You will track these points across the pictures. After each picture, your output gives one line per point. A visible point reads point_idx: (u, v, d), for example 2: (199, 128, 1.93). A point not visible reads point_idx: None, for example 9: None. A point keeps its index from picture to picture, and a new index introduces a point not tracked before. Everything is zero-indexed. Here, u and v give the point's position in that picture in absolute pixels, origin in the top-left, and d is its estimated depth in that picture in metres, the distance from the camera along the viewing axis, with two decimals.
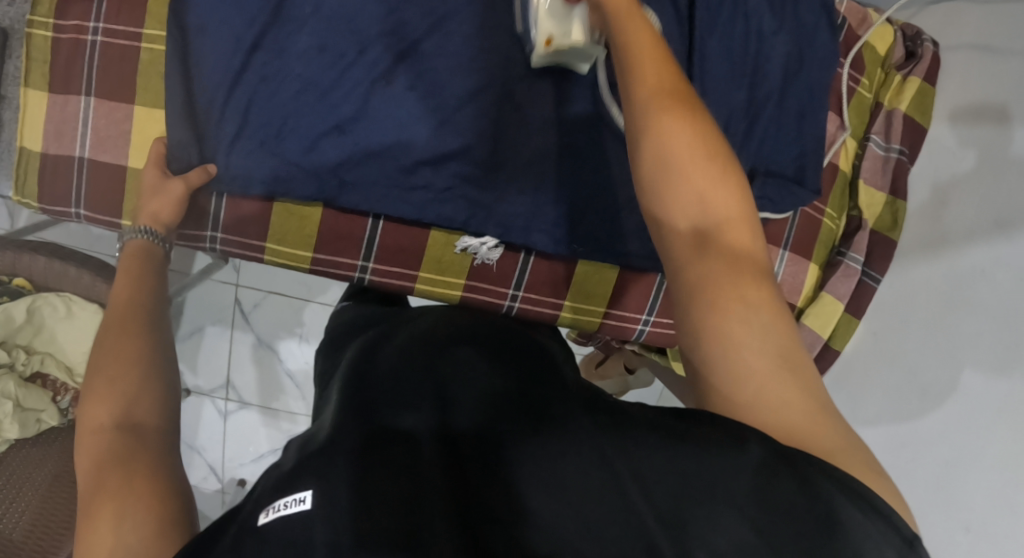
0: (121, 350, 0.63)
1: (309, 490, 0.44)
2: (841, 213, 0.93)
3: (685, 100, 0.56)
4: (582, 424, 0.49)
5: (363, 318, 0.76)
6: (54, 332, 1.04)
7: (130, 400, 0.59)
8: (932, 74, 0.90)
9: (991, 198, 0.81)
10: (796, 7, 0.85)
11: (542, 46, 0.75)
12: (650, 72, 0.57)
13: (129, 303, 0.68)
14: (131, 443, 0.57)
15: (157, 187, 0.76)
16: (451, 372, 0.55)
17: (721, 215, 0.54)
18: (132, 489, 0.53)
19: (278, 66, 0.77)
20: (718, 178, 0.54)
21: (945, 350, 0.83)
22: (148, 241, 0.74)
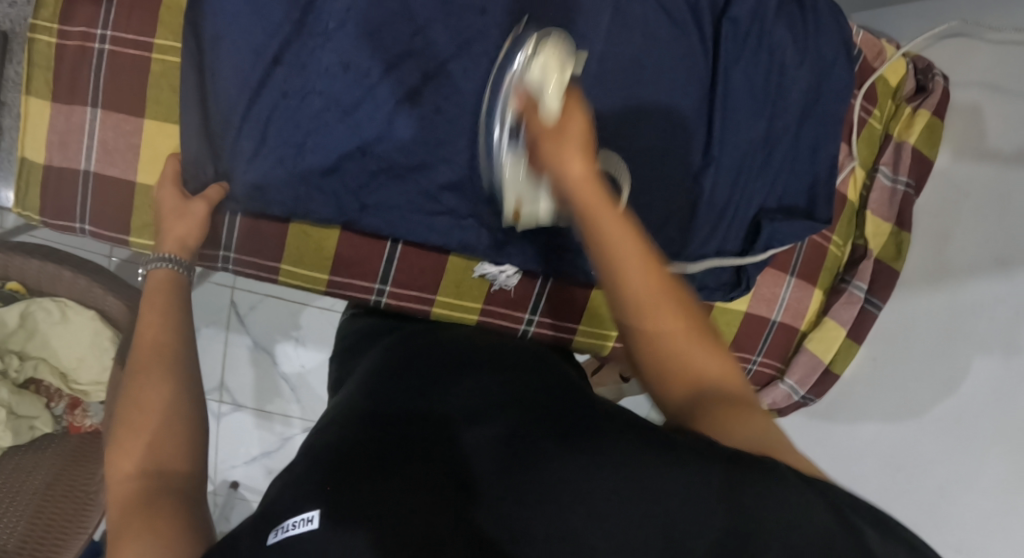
0: (153, 395, 0.63)
1: (316, 509, 0.47)
2: (847, 240, 0.95)
3: (657, 277, 0.58)
4: (580, 434, 0.52)
5: (367, 330, 0.77)
6: (47, 337, 1.01)
7: (153, 447, 0.59)
8: (942, 107, 0.91)
9: (991, 234, 0.84)
10: (818, 39, 0.85)
11: (512, 216, 0.74)
12: (622, 251, 0.58)
13: (156, 344, 0.67)
14: (155, 490, 0.56)
15: (178, 210, 0.75)
16: (452, 392, 0.58)
17: (709, 374, 0.57)
18: (152, 534, 0.53)
19: (300, 83, 0.75)
20: (700, 346, 0.58)
21: (941, 378, 0.86)
22: (174, 269, 0.73)
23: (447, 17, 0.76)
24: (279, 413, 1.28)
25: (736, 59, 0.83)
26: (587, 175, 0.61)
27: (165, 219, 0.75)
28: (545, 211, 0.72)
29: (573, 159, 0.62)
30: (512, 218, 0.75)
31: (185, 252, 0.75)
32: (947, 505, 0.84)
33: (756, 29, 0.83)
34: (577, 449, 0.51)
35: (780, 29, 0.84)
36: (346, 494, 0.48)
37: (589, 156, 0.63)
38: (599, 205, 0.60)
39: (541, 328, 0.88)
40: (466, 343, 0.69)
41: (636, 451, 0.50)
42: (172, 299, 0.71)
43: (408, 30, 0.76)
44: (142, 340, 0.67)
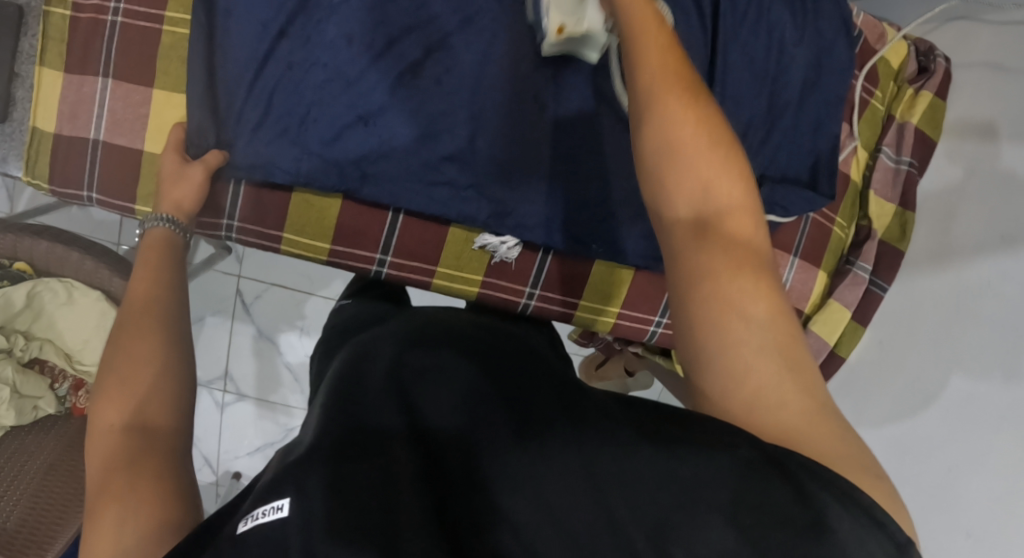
0: (141, 351, 0.62)
1: (286, 497, 0.45)
2: (851, 221, 0.94)
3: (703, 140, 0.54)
4: (567, 430, 0.50)
5: (353, 322, 0.77)
6: (53, 319, 1.02)
7: (139, 402, 0.59)
8: (943, 89, 0.92)
9: (995, 212, 0.83)
10: (814, 16, 0.86)
11: (555, 35, 0.74)
12: (664, 92, 0.55)
13: (146, 300, 0.67)
14: (139, 444, 0.56)
15: (176, 173, 0.76)
16: (435, 380, 0.56)
17: (729, 206, 0.54)
18: (133, 491, 0.53)
19: (305, 55, 0.77)
20: (728, 211, 0.53)
21: (947, 361, 0.85)
22: (168, 230, 0.74)
23: None
24: (283, 403, 1.28)
25: (735, 35, 0.83)
26: (647, 2, 0.59)
27: (166, 182, 0.76)
28: (588, 30, 0.74)
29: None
30: (553, 43, 0.76)
31: (183, 217, 0.75)
32: (956, 493, 0.81)
33: (755, 7, 0.84)
34: (553, 436, 0.49)
35: (779, 7, 0.85)
36: (316, 484, 0.45)
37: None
38: (654, 43, 0.57)
39: (541, 302, 0.87)
40: (443, 328, 0.68)
41: (612, 436, 0.49)
42: (163, 262, 0.71)
43: (412, 3, 0.78)
44: (133, 299, 0.67)
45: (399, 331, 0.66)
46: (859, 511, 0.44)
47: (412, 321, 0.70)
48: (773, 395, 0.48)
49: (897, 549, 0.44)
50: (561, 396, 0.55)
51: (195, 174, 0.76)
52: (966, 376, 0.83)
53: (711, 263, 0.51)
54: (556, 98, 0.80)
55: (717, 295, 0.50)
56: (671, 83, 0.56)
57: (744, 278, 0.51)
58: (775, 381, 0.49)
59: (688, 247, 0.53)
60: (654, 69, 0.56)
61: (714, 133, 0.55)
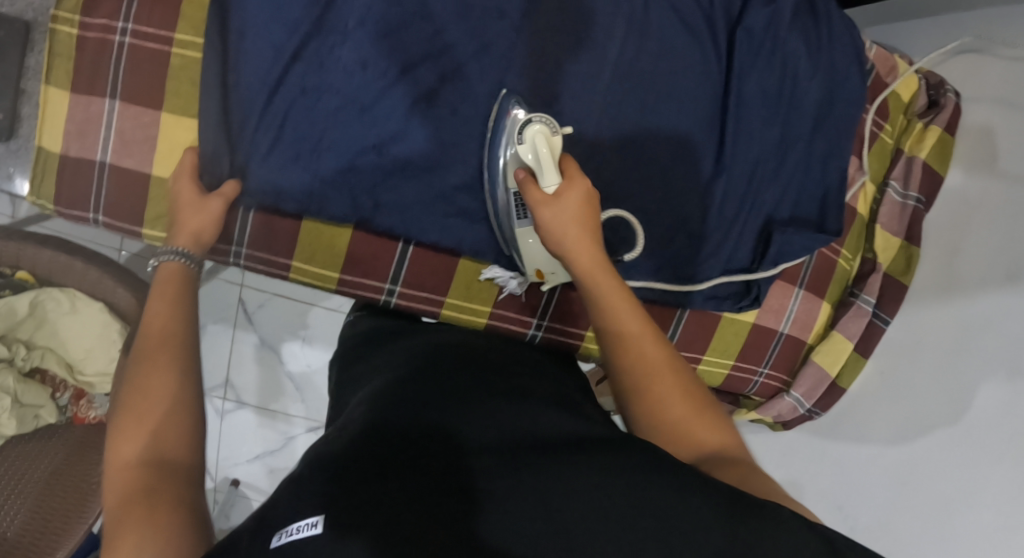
0: (156, 383, 0.63)
1: (320, 513, 0.45)
2: (856, 253, 0.94)
3: (649, 344, 0.61)
4: (596, 457, 0.51)
5: (360, 342, 0.77)
6: (56, 327, 1.02)
7: (155, 436, 0.60)
8: (952, 125, 0.91)
9: (1001, 249, 0.83)
10: (828, 46, 0.85)
11: (536, 277, 0.80)
12: (610, 303, 0.63)
13: (162, 334, 0.67)
14: (158, 479, 0.57)
15: (194, 204, 0.75)
16: (463, 405, 0.57)
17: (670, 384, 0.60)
18: (152, 523, 0.54)
19: (319, 80, 0.77)
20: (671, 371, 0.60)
21: (951, 395, 0.86)
22: (183, 264, 0.73)
23: (464, 21, 0.78)
24: (283, 411, 1.28)
25: (749, 69, 0.83)
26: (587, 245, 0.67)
27: (180, 212, 0.75)
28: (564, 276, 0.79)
29: (569, 218, 0.67)
30: (535, 282, 0.82)
31: (196, 246, 0.75)
32: (949, 526, 0.84)
33: (767, 42, 0.83)
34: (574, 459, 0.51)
35: (794, 39, 0.84)
36: (349, 503, 0.46)
37: (591, 231, 0.68)
38: (594, 273, 0.65)
39: (548, 334, 0.87)
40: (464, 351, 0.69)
41: (633, 464, 0.50)
42: (179, 294, 0.70)
43: (425, 31, 0.77)
44: (148, 331, 0.67)
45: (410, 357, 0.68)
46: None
47: (422, 344, 0.71)
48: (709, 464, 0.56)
49: None
50: (586, 424, 0.57)
51: (209, 207, 0.75)
52: (973, 411, 0.83)
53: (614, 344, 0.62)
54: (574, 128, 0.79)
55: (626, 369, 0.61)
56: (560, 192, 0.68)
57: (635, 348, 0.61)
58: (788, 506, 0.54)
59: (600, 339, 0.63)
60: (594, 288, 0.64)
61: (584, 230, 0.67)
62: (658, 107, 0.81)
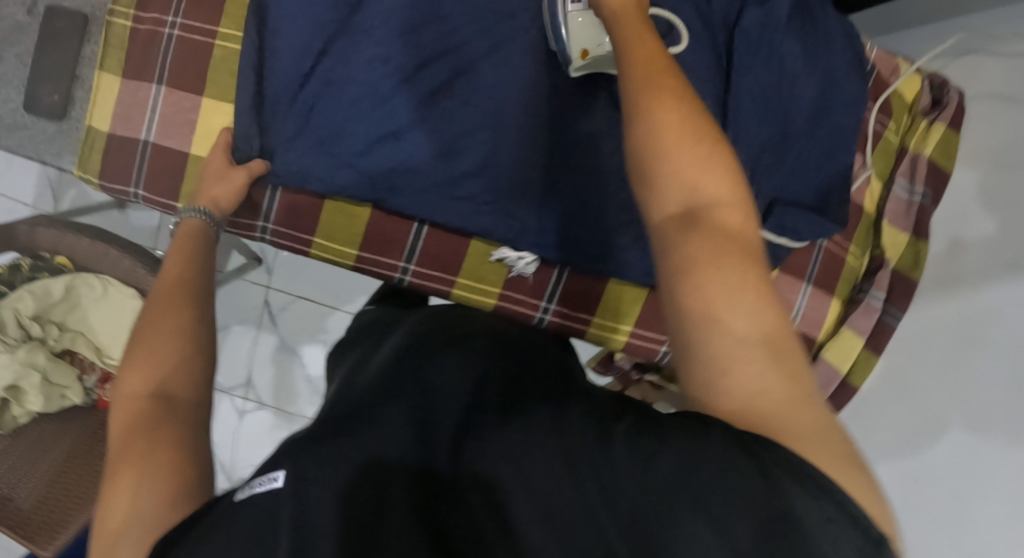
0: (165, 325, 0.66)
1: (281, 470, 0.48)
2: (864, 251, 0.95)
3: (699, 157, 0.51)
4: (563, 418, 0.50)
5: (371, 318, 0.80)
6: (87, 312, 1.07)
7: (165, 375, 0.63)
8: (957, 120, 0.92)
9: (998, 242, 0.84)
10: (827, 49, 0.89)
11: (581, 59, 0.78)
12: (660, 100, 0.53)
13: (179, 278, 0.72)
14: (161, 413, 0.60)
15: (219, 173, 0.82)
16: (440, 371, 0.57)
17: (721, 215, 0.50)
18: (153, 455, 0.56)
19: (343, 74, 0.82)
20: (727, 201, 0.51)
21: (956, 387, 0.85)
22: (203, 221, 0.79)
23: (480, 17, 0.83)
24: (299, 414, 1.30)
25: (752, 65, 0.86)
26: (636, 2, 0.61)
27: (207, 183, 0.81)
28: (610, 54, 0.77)
29: (619, 1, 0.60)
30: (578, 67, 0.80)
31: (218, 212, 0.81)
32: (961, 522, 0.81)
33: (768, 40, 0.87)
34: (528, 420, 0.50)
35: (789, 39, 0.87)
36: (311, 465, 0.48)
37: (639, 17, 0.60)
38: (643, 64, 0.55)
39: (556, 317, 0.89)
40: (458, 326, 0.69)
41: (588, 422, 0.49)
42: (195, 247, 0.76)
43: (443, 26, 0.83)
44: (164, 277, 0.72)
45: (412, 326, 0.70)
46: (840, 513, 0.42)
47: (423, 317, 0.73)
48: (745, 360, 0.46)
49: (869, 543, 0.42)
50: (564, 389, 0.56)
51: (235, 179, 0.81)
52: (980, 400, 0.82)
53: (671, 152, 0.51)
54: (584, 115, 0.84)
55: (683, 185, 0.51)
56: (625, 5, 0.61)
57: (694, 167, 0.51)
58: (811, 423, 0.46)
59: (652, 147, 0.52)
60: (650, 76, 0.54)
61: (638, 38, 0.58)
62: None
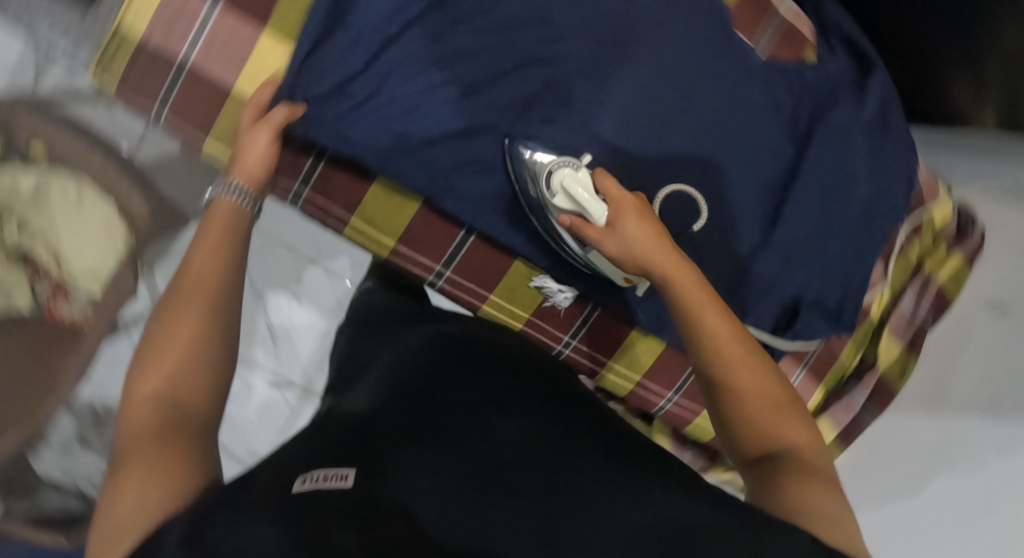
0: (182, 331, 0.59)
1: (352, 470, 0.50)
2: (858, 350, 0.99)
3: (732, 338, 0.61)
4: (612, 458, 0.55)
5: (386, 311, 0.84)
6: (55, 217, 0.98)
7: (174, 379, 0.57)
8: (976, 254, 0.96)
9: (987, 378, 0.92)
10: (891, 161, 0.90)
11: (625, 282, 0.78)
12: (690, 289, 0.63)
13: (200, 274, 0.63)
14: (172, 418, 0.55)
15: (247, 135, 0.72)
16: (485, 395, 0.61)
17: (752, 386, 0.60)
18: (161, 457, 0.51)
19: (428, 51, 0.76)
20: (755, 370, 0.61)
21: (941, 497, 0.92)
22: (237, 201, 0.69)
23: (580, 35, 0.79)
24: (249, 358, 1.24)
25: (819, 155, 0.88)
26: (662, 245, 0.65)
27: (245, 153, 0.71)
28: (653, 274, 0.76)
29: (631, 225, 0.66)
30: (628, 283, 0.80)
31: (252, 184, 0.71)
32: None
33: (843, 138, 0.88)
34: (566, 453, 0.54)
35: (859, 139, 0.88)
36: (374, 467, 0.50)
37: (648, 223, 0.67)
38: (668, 252, 0.65)
39: (572, 355, 0.89)
40: (488, 347, 0.72)
41: (633, 466, 0.54)
42: (225, 237, 0.66)
43: (540, 34, 0.78)
44: (188, 270, 0.63)
45: (425, 341, 0.73)
46: None
47: (434, 331, 0.76)
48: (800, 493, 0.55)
49: None
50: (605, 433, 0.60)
51: (259, 139, 0.71)
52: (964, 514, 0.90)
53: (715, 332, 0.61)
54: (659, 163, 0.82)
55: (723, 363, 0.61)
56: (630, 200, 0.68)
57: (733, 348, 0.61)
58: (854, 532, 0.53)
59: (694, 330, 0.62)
60: (712, 329, 0.61)
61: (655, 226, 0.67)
62: (734, 166, 0.85)
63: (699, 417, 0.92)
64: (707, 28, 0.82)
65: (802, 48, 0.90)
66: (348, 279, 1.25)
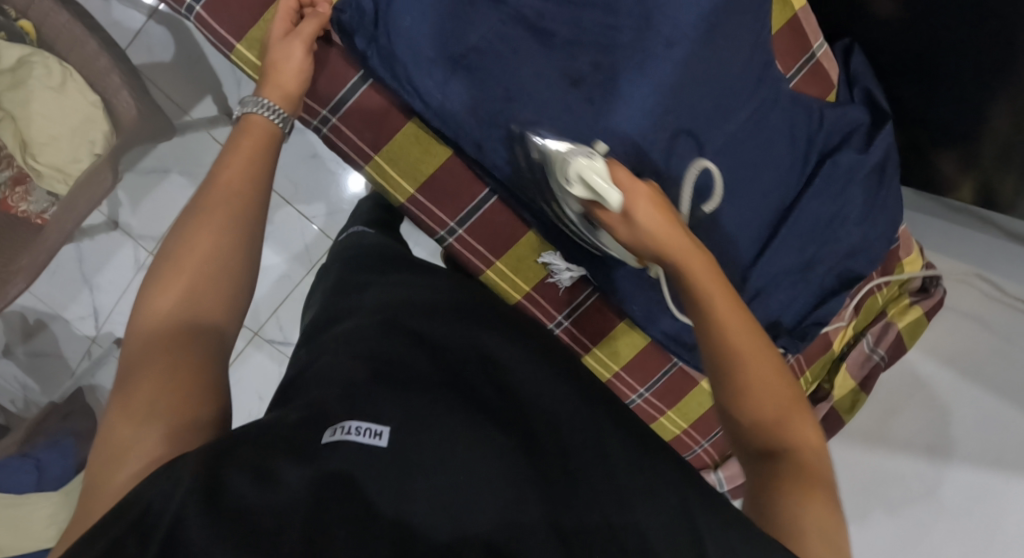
0: (202, 244, 0.61)
1: (386, 428, 0.52)
2: (814, 380, 1.06)
3: (705, 272, 0.64)
4: (656, 452, 0.57)
5: (375, 250, 0.84)
6: (30, 96, 0.92)
7: (194, 292, 0.59)
8: (933, 310, 1.03)
9: (930, 424, 0.97)
10: (883, 208, 0.95)
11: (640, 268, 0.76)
12: (675, 237, 0.65)
13: (230, 185, 0.64)
14: (190, 338, 0.57)
15: (285, 41, 0.73)
16: (518, 369, 0.62)
17: (721, 316, 0.62)
18: (173, 382, 0.54)
19: (484, 8, 0.77)
20: (737, 313, 0.62)
21: (871, 520, 0.98)
22: (267, 118, 0.70)
23: (638, 32, 0.81)
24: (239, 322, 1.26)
25: (820, 194, 0.92)
26: (670, 224, 0.65)
27: (278, 71, 0.72)
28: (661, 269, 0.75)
29: (638, 203, 0.64)
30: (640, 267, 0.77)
31: (286, 103, 0.72)
32: None
33: (847, 183, 0.93)
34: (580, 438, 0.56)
35: (858, 188, 0.93)
36: (405, 428, 0.53)
37: (660, 203, 0.66)
38: (667, 216, 0.65)
39: (565, 333, 0.90)
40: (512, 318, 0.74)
41: (681, 468, 0.55)
42: (255, 151, 0.67)
43: (602, 19, 0.80)
44: (217, 180, 0.64)
45: (442, 290, 0.73)
46: None
47: (450, 284, 0.76)
48: (786, 489, 0.56)
49: None
50: (640, 422, 0.62)
51: (293, 52, 0.72)
52: (882, 537, 0.96)
53: (682, 257, 0.64)
54: (683, 162, 0.84)
55: (700, 298, 0.63)
56: (653, 195, 0.65)
57: (713, 286, 0.63)
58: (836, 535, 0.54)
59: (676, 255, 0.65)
60: (671, 241, 0.65)
61: (661, 201, 0.66)
62: (746, 181, 0.89)
63: (663, 417, 0.94)
64: (749, 51, 0.85)
65: (826, 90, 0.97)
66: (318, 225, 1.23)
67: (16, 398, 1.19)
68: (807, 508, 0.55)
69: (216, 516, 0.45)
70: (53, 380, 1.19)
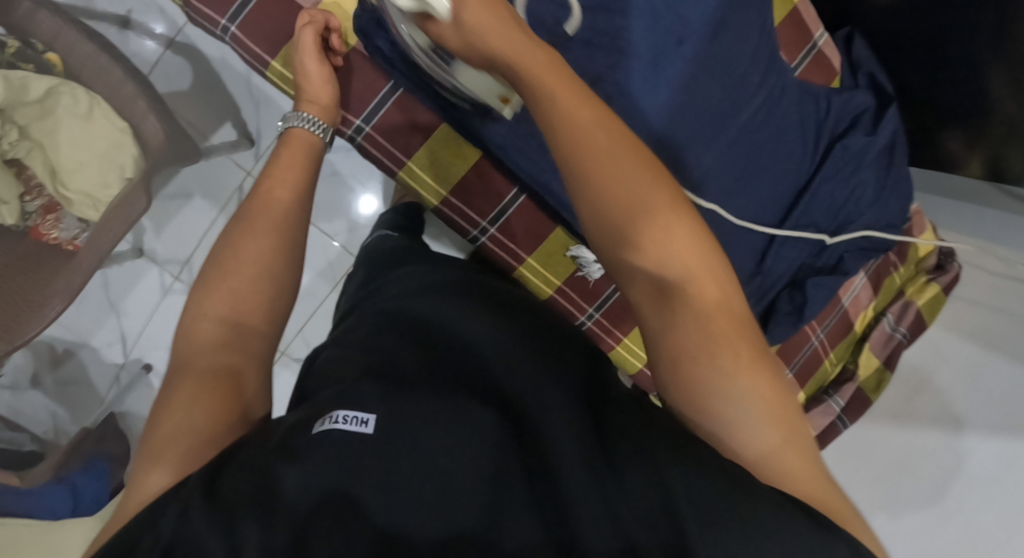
0: (250, 251, 0.63)
1: (373, 415, 0.52)
2: (840, 361, 1.09)
3: (600, 133, 0.56)
4: (636, 419, 0.53)
5: (384, 254, 0.86)
6: (59, 124, 0.94)
7: (241, 298, 0.60)
8: (950, 287, 1.05)
9: (954, 396, 0.98)
10: (893, 189, 0.98)
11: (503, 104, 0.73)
12: (532, 67, 0.56)
13: (272, 197, 0.66)
14: (235, 341, 0.59)
15: (311, 53, 0.75)
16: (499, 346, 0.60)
17: (628, 181, 0.55)
18: (219, 384, 0.55)
19: None
20: (639, 183, 0.56)
21: (908, 497, 0.96)
22: (310, 131, 0.73)
23: (651, 30, 0.85)
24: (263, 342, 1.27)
25: (832, 176, 0.95)
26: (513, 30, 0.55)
27: (308, 85, 0.75)
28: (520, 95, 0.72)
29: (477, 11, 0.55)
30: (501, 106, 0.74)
31: (324, 116, 0.75)
32: None
33: (858, 165, 0.96)
34: (564, 418, 0.53)
35: (869, 169, 0.96)
36: (383, 412, 0.52)
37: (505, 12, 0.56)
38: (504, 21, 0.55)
39: (595, 326, 0.91)
40: (506, 297, 0.71)
41: (668, 430, 0.52)
42: (295, 161, 0.70)
43: (615, 21, 0.84)
44: (260, 192, 0.67)
45: (439, 282, 0.71)
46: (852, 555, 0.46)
47: (451, 272, 0.75)
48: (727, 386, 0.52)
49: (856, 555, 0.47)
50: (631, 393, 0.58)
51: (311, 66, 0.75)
52: (921, 513, 0.94)
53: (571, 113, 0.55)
54: (702, 152, 0.87)
55: (592, 168, 0.55)
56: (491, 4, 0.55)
57: (617, 151, 0.56)
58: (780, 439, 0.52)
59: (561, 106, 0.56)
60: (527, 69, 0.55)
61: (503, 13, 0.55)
62: (763, 168, 0.91)
63: None
64: (758, 42, 0.88)
65: (830, 77, 1.00)
66: (340, 242, 1.24)
67: (48, 426, 1.17)
68: (748, 417, 0.52)
69: (214, 505, 0.46)
70: (80, 406, 1.19)
